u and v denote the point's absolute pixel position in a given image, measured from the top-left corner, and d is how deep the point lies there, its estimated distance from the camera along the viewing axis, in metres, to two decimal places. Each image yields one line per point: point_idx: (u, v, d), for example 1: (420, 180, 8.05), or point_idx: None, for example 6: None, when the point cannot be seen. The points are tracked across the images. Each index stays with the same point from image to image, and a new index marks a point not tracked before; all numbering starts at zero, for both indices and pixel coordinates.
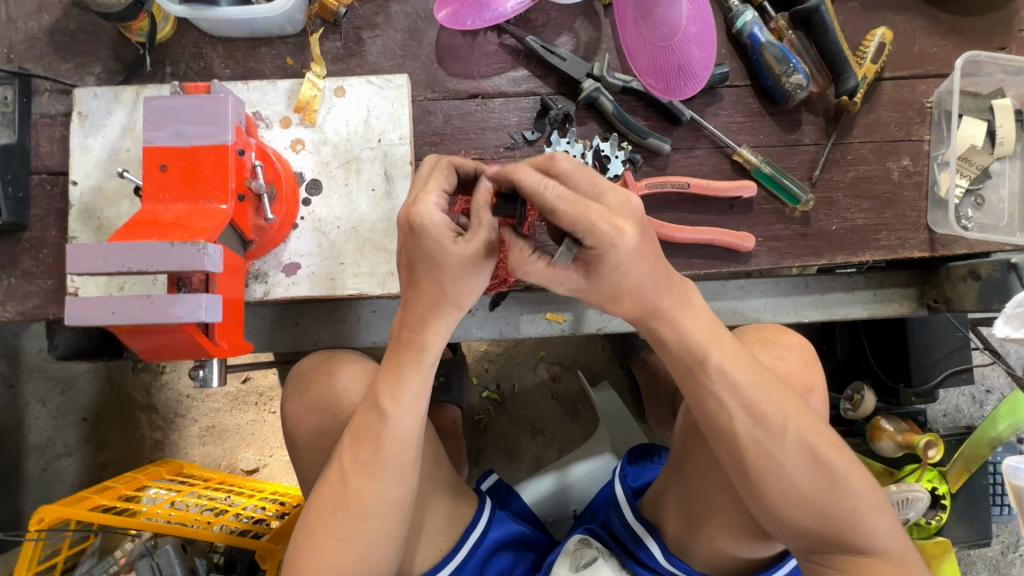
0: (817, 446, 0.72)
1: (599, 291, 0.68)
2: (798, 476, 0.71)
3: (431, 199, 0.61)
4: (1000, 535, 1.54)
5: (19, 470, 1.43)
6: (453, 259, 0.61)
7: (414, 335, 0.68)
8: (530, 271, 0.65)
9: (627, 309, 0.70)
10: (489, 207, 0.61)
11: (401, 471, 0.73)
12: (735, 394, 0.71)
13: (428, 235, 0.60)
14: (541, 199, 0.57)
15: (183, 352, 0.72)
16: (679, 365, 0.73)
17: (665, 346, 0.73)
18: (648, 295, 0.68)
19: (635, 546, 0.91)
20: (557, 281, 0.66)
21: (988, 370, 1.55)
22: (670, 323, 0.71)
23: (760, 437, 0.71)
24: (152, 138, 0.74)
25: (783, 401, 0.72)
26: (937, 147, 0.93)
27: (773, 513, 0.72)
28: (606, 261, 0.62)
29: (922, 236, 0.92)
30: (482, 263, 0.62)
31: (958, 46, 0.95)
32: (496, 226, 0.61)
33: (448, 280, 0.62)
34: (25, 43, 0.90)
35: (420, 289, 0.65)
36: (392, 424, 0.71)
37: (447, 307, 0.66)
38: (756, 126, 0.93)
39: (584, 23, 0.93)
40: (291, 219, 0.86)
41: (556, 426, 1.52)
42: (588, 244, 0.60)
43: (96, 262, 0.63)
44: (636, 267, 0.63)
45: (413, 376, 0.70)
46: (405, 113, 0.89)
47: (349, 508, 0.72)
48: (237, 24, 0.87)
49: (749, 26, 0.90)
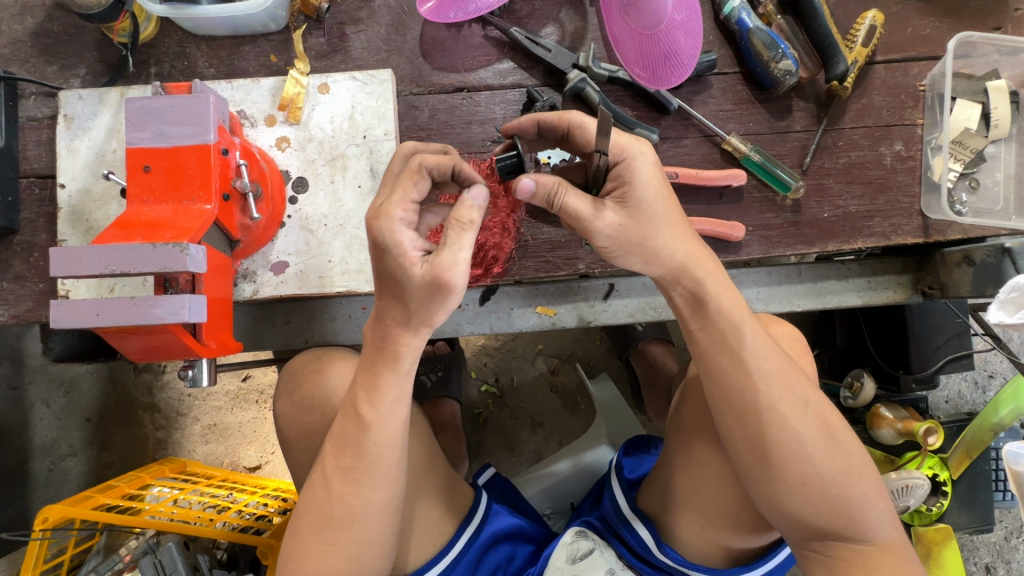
0: (832, 426, 0.72)
1: (635, 228, 0.65)
2: (817, 457, 0.70)
3: (397, 215, 0.61)
4: (1003, 521, 1.53)
5: (25, 471, 1.44)
6: (416, 279, 0.60)
7: (387, 345, 0.68)
8: (572, 200, 0.63)
9: (660, 266, 0.69)
10: (461, 225, 0.60)
11: (387, 476, 0.73)
12: (760, 368, 0.70)
13: (391, 253, 0.60)
14: (568, 117, 0.68)
15: (171, 353, 0.73)
16: (711, 336, 0.72)
17: (703, 310, 0.71)
18: (667, 255, 0.68)
19: (627, 531, 0.90)
20: (593, 215, 0.64)
21: (990, 355, 1.54)
22: (709, 282, 0.70)
23: (782, 414, 0.70)
24: (134, 139, 0.73)
25: (804, 379, 0.72)
26: (930, 131, 0.91)
27: (783, 499, 0.71)
28: (638, 176, 0.64)
29: (915, 222, 0.91)
30: (445, 291, 0.61)
31: (952, 27, 0.93)
32: (462, 251, 0.60)
33: (412, 300, 0.63)
34: (9, 46, 0.90)
35: (397, 306, 0.64)
36: (374, 432, 0.71)
37: (417, 325, 0.66)
38: (746, 113, 0.92)
39: (570, 13, 0.93)
40: (277, 218, 0.85)
41: (555, 418, 1.52)
42: (615, 155, 0.64)
43: (79, 264, 0.63)
44: (656, 204, 0.65)
45: (391, 383, 0.70)
46: (389, 108, 0.89)
47: (334, 514, 0.73)
48: (219, 22, 0.87)
49: (736, 12, 0.89)
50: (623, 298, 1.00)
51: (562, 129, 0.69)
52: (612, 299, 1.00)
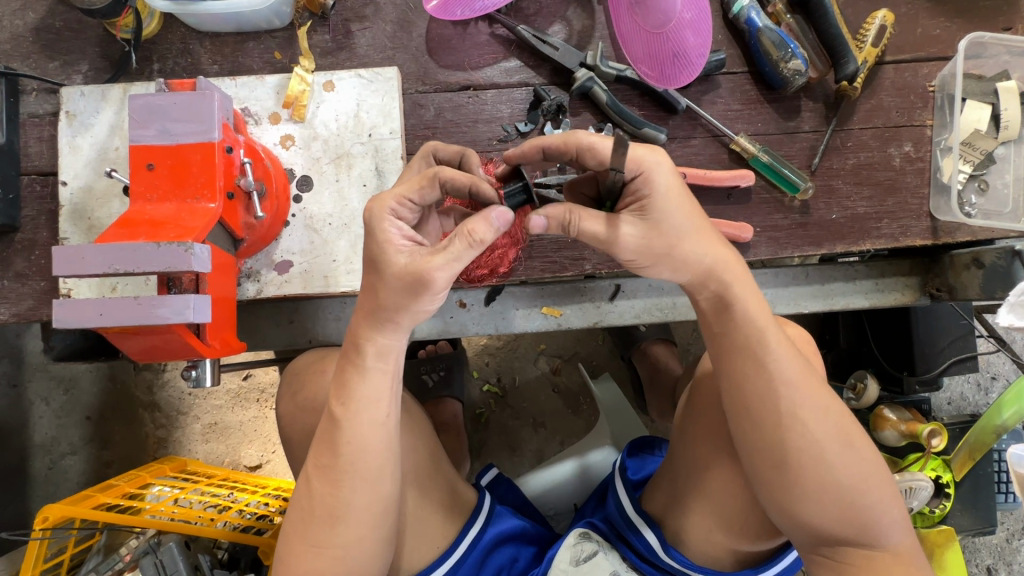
0: (851, 433, 0.71)
1: (658, 241, 0.65)
2: (836, 465, 0.69)
3: (391, 203, 0.63)
4: (1005, 523, 1.53)
5: (24, 470, 1.43)
6: (395, 269, 0.62)
7: (351, 336, 0.69)
8: (587, 225, 0.64)
9: (688, 273, 0.69)
10: (467, 238, 0.59)
11: (367, 477, 0.72)
12: (781, 373, 0.70)
13: (375, 237, 0.62)
14: (574, 141, 0.66)
15: (174, 352, 0.72)
16: (733, 340, 0.71)
17: (729, 314, 0.71)
18: (698, 261, 0.67)
19: (634, 536, 0.90)
20: (612, 231, 0.64)
21: (993, 357, 1.53)
22: (737, 286, 0.70)
23: (803, 419, 0.69)
24: (138, 136, 0.73)
25: (824, 386, 0.72)
26: (940, 133, 0.91)
27: (797, 504, 0.70)
28: (656, 189, 0.63)
29: (924, 224, 0.90)
30: (420, 288, 0.61)
31: (963, 28, 0.93)
32: (458, 261, 0.60)
33: (382, 288, 0.63)
34: (11, 42, 0.89)
35: (380, 309, 0.65)
36: (345, 430, 0.70)
37: (384, 325, 0.66)
38: (755, 113, 0.92)
39: (577, 11, 0.92)
40: (281, 216, 0.84)
41: (558, 418, 1.51)
42: (631, 170, 0.63)
43: (80, 263, 0.62)
44: (677, 213, 0.64)
45: (361, 381, 0.70)
46: (395, 106, 0.88)
47: (316, 514, 0.72)
48: (223, 18, 0.86)
49: (746, 11, 0.88)
50: (630, 299, 1.00)
51: (571, 153, 0.67)
52: (618, 300, 0.99)
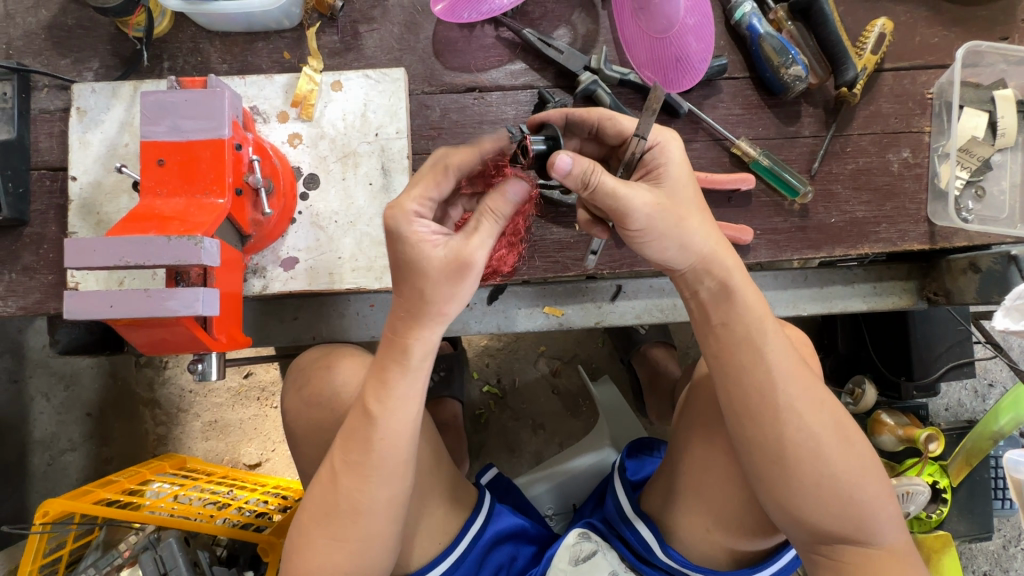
0: (847, 427, 0.73)
1: (670, 210, 0.68)
2: (832, 458, 0.70)
3: (412, 205, 0.64)
4: (1001, 529, 1.54)
5: (23, 465, 1.44)
6: (436, 263, 0.63)
7: (396, 338, 0.69)
8: (607, 178, 0.64)
9: (692, 256, 0.70)
10: (492, 216, 0.64)
11: (393, 472, 0.72)
12: (780, 365, 0.71)
13: (404, 240, 0.63)
14: (596, 113, 0.76)
15: (182, 345, 0.73)
16: (732, 331, 0.72)
17: (728, 304, 0.72)
18: (697, 243, 0.70)
19: (628, 530, 0.90)
20: (628, 190, 0.65)
21: (991, 364, 1.55)
22: (733, 277, 0.72)
23: (800, 412, 0.70)
24: (149, 133, 0.74)
25: (819, 380, 0.73)
26: (937, 139, 0.92)
27: (795, 500, 0.71)
28: (670, 157, 0.70)
29: (922, 229, 0.92)
30: (465, 272, 0.64)
31: (961, 36, 0.94)
32: (490, 237, 0.64)
33: (426, 285, 0.64)
34: (23, 39, 0.90)
35: (411, 295, 0.66)
36: (381, 425, 0.70)
37: (405, 314, 0.67)
38: (755, 118, 0.93)
39: (582, 16, 0.93)
40: (288, 214, 0.86)
41: (557, 420, 1.52)
42: (650, 141, 0.70)
43: (90, 256, 0.63)
44: (685, 187, 0.70)
45: (401, 379, 0.70)
46: (402, 107, 0.89)
47: (340, 507, 0.72)
48: (234, 19, 0.88)
49: (748, 17, 0.89)
50: (630, 300, 1.01)
51: (592, 123, 0.77)
52: (620, 300, 1.00)
